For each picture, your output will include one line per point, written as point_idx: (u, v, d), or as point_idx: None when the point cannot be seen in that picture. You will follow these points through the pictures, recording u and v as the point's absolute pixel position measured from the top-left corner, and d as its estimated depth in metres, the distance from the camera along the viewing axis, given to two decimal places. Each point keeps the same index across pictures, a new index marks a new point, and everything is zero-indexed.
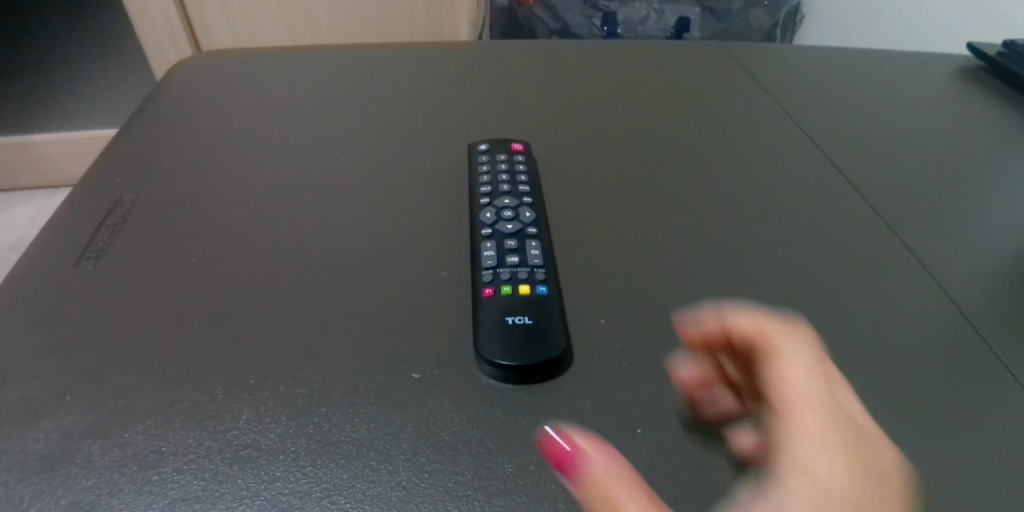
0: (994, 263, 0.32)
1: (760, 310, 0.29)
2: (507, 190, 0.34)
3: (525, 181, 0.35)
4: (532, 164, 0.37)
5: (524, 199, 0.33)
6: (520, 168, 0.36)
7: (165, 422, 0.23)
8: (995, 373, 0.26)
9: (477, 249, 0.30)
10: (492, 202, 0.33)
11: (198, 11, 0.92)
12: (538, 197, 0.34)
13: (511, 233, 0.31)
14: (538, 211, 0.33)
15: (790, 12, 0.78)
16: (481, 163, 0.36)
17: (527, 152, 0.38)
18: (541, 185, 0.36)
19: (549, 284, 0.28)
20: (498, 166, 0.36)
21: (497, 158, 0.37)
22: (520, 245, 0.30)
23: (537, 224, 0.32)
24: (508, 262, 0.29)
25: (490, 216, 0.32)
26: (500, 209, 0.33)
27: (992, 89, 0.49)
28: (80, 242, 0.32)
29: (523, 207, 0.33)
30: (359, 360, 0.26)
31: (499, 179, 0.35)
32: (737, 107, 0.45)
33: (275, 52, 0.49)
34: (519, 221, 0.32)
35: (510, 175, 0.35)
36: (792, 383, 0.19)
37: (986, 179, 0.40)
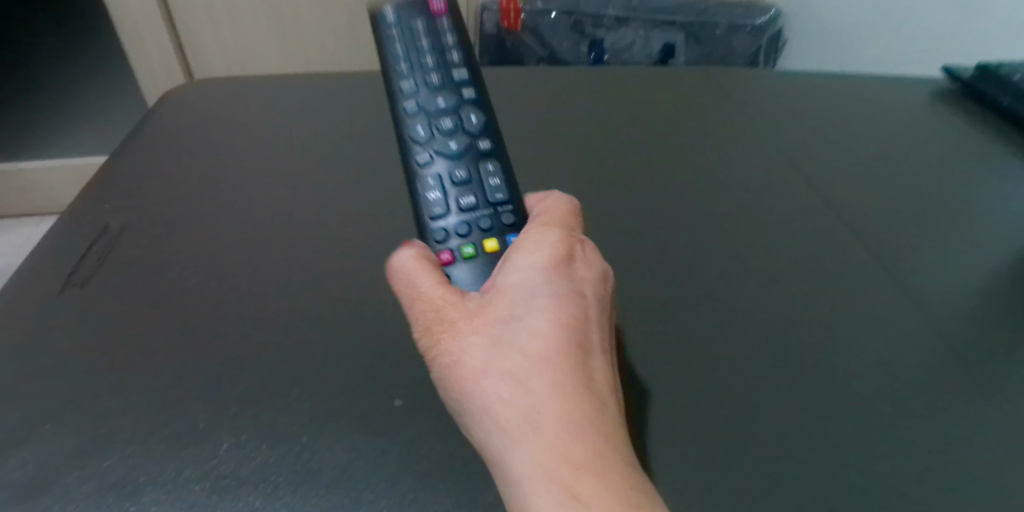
0: (970, 281, 0.33)
1: (741, 333, 0.29)
2: (438, 76, 0.33)
3: (461, 74, 0.34)
4: (462, 38, 0.36)
5: (464, 99, 0.33)
6: (447, 45, 0.35)
7: (145, 451, 0.23)
8: (972, 387, 0.27)
9: (421, 191, 0.30)
10: (422, 110, 0.32)
11: (190, 39, 0.94)
12: (480, 95, 0.34)
13: (458, 154, 0.31)
14: (483, 112, 0.33)
15: (776, 37, 0.79)
16: (393, 28, 0.35)
17: (451, 10, 0.36)
18: (479, 69, 0.35)
19: (513, 225, 0.29)
20: (419, 41, 0.34)
21: (412, 19, 0.35)
22: (473, 175, 0.31)
23: (487, 137, 0.32)
24: (460, 204, 0.30)
25: (422, 130, 0.32)
26: (433, 115, 0.32)
27: (969, 111, 0.50)
28: (61, 270, 0.32)
29: (465, 108, 0.33)
30: (341, 387, 0.26)
31: (422, 60, 0.34)
32: (721, 131, 0.46)
33: (265, 80, 0.49)
34: (463, 132, 0.32)
35: (437, 57, 0.34)
36: (539, 223, 0.26)
37: (970, 196, 0.41)
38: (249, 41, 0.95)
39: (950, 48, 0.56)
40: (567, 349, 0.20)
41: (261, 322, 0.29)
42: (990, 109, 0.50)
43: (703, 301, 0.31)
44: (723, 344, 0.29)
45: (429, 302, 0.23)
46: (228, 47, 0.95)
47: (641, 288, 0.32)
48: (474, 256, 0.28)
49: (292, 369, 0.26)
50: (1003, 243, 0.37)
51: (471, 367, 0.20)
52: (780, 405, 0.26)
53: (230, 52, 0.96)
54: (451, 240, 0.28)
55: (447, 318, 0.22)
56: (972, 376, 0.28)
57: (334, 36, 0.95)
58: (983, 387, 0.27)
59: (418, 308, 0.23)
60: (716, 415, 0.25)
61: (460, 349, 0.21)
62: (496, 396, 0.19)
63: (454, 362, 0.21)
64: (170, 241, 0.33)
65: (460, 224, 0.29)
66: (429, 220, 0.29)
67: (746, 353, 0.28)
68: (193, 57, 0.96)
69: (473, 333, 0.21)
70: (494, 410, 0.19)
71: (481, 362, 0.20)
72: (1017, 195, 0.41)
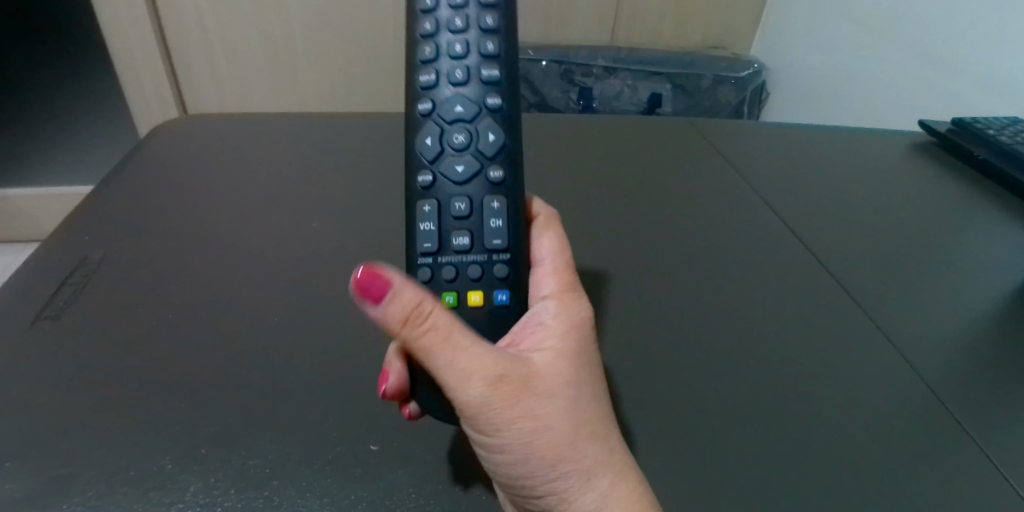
0: (945, 333, 0.34)
1: (719, 385, 0.30)
2: (463, 71, 0.30)
3: (491, 62, 0.30)
4: (502, 16, 0.31)
5: (488, 103, 0.29)
6: (485, 24, 0.31)
7: (107, 495, 0.22)
8: (942, 447, 0.28)
9: (414, 216, 0.28)
10: (436, 113, 0.29)
11: (187, 75, 0.95)
12: (509, 99, 0.30)
13: (465, 179, 0.28)
14: (504, 131, 0.29)
15: (757, 91, 0.83)
16: (428, 14, 0.31)
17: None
18: (514, 59, 0.31)
19: (503, 281, 0.27)
20: (451, 23, 0.31)
21: (449, 3, 0.31)
22: (475, 209, 0.28)
23: (500, 164, 0.28)
24: (452, 243, 0.27)
25: (432, 143, 0.29)
26: (448, 123, 0.29)
27: (942, 165, 0.52)
28: (36, 301, 0.32)
29: (483, 116, 0.29)
30: (317, 430, 0.25)
31: (454, 52, 0.30)
32: (704, 179, 0.47)
33: (258, 117, 0.50)
34: (474, 152, 0.28)
35: (469, 43, 0.30)
36: (547, 273, 0.28)
37: (946, 247, 0.42)
38: (244, 76, 0.96)
39: (923, 106, 0.59)
40: (599, 408, 0.23)
41: (238, 360, 0.28)
42: (963, 162, 0.52)
43: (682, 352, 0.31)
44: (701, 397, 0.29)
45: (482, 359, 0.22)
46: (224, 85, 0.97)
47: (622, 337, 0.32)
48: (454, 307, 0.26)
49: (267, 410, 0.26)
50: (981, 297, 0.37)
51: (537, 432, 0.22)
52: (756, 462, 0.26)
53: (226, 88, 0.97)
54: (432, 284, 0.27)
55: (519, 381, 0.22)
56: (941, 434, 0.28)
57: (329, 76, 0.97)
58: (952, 447, 0.28)
59: (467, 363, 0.22)
60: (693, 471, 0.26)
61: (521, 418, 0.22)
62: (567, 455, 0.22)
63: (515, 429, 0.22)
64: (151, 275, 0.33)
65: (446, 267, 0.27)
66: (413, 251, 0.27)
67: (723, 406, 0.29)
68: (189, 93, 0.97)
69: (550, 397, 0.23)
70: (565, 466, 0.22)
71: (564, 426, 0.22)
72: (993, 250, 0.42)
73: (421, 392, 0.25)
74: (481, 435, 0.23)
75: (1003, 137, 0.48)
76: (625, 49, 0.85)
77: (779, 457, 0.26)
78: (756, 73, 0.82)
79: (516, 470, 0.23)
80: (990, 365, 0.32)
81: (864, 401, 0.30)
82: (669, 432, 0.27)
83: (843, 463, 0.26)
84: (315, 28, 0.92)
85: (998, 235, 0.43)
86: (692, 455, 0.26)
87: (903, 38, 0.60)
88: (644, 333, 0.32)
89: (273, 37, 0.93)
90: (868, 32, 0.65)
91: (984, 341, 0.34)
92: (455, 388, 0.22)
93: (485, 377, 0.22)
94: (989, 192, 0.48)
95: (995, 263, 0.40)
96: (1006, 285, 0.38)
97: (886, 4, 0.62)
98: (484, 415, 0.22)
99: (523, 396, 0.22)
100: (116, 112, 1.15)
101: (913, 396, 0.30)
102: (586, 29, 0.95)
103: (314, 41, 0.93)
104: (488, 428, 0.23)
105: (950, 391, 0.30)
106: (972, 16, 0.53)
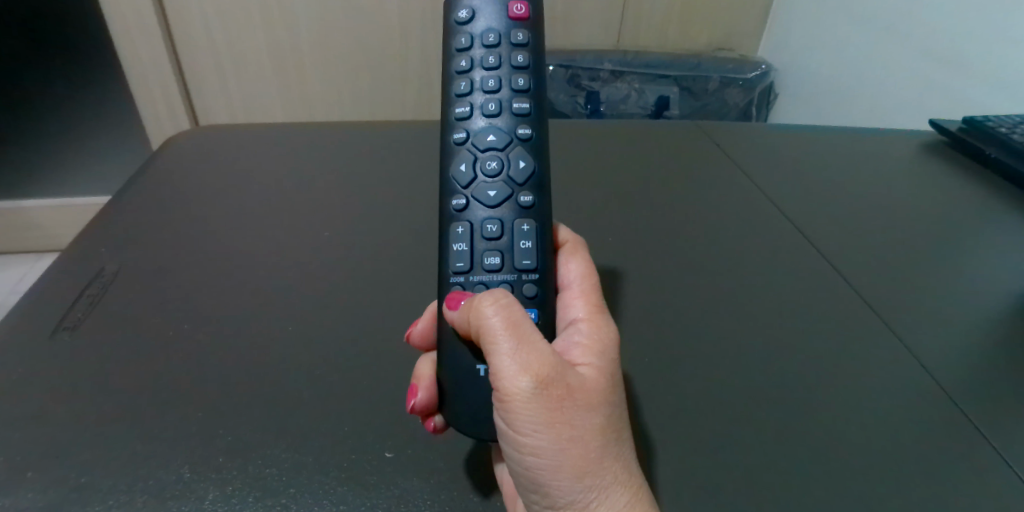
0: (957, 332, 0.34)
1: (729, 387, 0.30)
2: (497, 103, 0.30)
3: (523, 96, 0.31)
4: (534, 53, 0.31)
5: (519, 133, 0.30)
6: (518, 61, 0.31)
7: (128, 503, 0.23)
8: (954, 445, 0.27)
9: (447, 238, 0.28)
10: (469, 141, 0.30)
11: (197, 87, 0.97)
12: (540, 130, 0.30)
13: (496, 202, 0.28)
14: (534, 159, 0.29)
15: (765, 92, 0.83)
16: (463, 52, 0.32)
17: (532, 22, 0.32)
18: (545, 95, 0.31)
19: (532, 299, 0.27)
20: (485, 61, 0.31)
21: (483, 42, 0.31)
22: (506, 231, 0.28)
23: (531, 189, 0.29)
24: (484, 262, 0.27)
25: (465, 169, 0.29)
26: (480, 150, 0.29)
27: (953, 163, 0.52)
28: (54, 312, 0.32)
29: (515, 145, 0.30)
30: (331, 436, 0.26)
31: (488, 86, 0.31)
32: (712, 181, 0.47)
33: (268, 127, 0.51)
34: (505, 178, 0.29)
35: (502, 77, 0.31)
36: (577, 296, 0.28)
37: (957, 246, 0.41)
38: (254, 86, 0.97)
39: (933, 105, 0.59)
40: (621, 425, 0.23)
41: (253, 369, 0.29)
42: (973, 160, 0.51)
43: (693, 354, 0.31)
44: (712, 400, 0.29)
45: (536, 354, 0.22)
46: (234, 96, 0.98)
47: (633, 340, 0.32)
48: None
49: (282, 418, 0.26)
50: (994, 297, 0.37)
51: (575, 430, 0.22)
52: (768, 462, 0.26)
53: (236, 98, 0.99)
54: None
55: (565, 386, 0.22)
56: (953, 432, 0.28)
57: (336, 83, 0.98)
58: (965, 445, 0.27)
59: (522, 356, 0.22)
60: (705, 473, 0.26)
61: (567, 412, 0.22)
62: (596, 459, 0.22)
63: (557, 421, 0.22)
64: (166, 286, 0.34)
65: (479, 286, 0.27)
66: (446, 271, 0.28)
67: (735, 408, 0.29)
68: (199, 105, 0.99)
69: (591, 409, 0.22)
70: (592, 471, 0.22)
71: (598, 439, 0.22)
72: (1006, 248, 0.41)
73: (449, 403, 0.25)
74: (513, 434, 0.23)
75: (1015, 135, 0.47)
76: (632, 53, 0.85)
77: (791, 457, 0.26)
78: (763, 75, 0.82)
79: (539, 474, 0.23)
80: (1003, 366, 0.32)
81: (876, 401, 0.30)
82: (681, 435, 0.27)
83: (857, 466, 0.26)
84: (322, 36, 0.93)
85: (1011, 234, 0.43)
86: (704, 459, 0.26)
87: (912, 37, 0.60)
88: (656, 336, 0.33)
89: (281, 47, 0.94)
90: (876, 32, 0.65)
91: (996, 339, 0.33)
92: (504, 379, 0.22)
93: (533, 373, 0.22)
94: (1000, 189, 0.48)
95: (1006, 260, 0.40)
96: (1019, 283, 0.38)
97: (894, 4, 0.62)
98: (527, 412, 0.22)
99: (571, 393, 0.22)
100: (127, 122, 1.16)
101: (926, 398, 0.30)
102: (591, 34, 0.96)
103: (321, 50, 0.94)
104: (523, 428, 0.22)
105: (963, 390, 0.30)
106: (981, 14, 0.53)
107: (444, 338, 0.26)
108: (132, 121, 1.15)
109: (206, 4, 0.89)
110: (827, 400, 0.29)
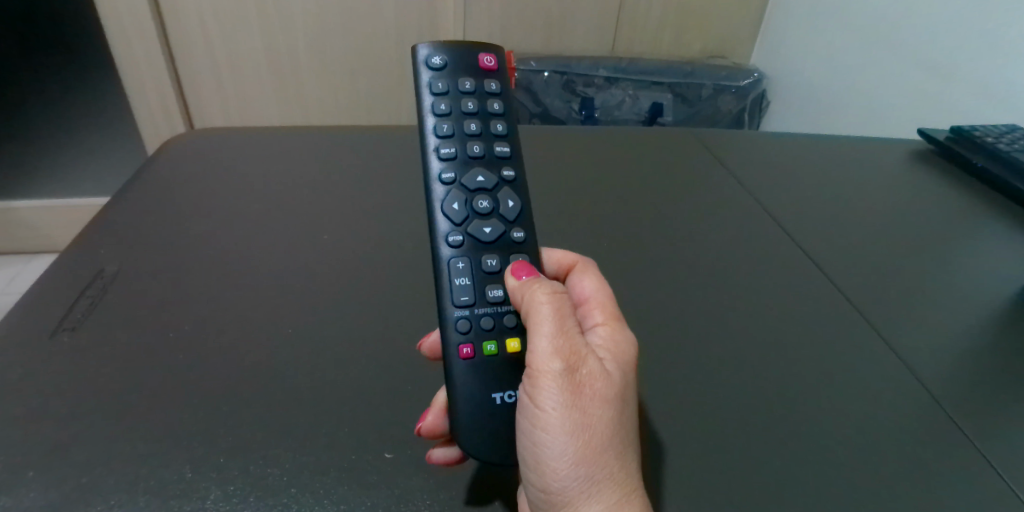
0: (941, 336, 0.35)
1: (722, 388, 0.30)
2: (480, 146, 0.32)
3: (502, 140, 0.33)
4: (507, 102, 0.34)
5: (505, 175, 0.32)
6: (493, 109, 0.33)
7: (131, 502, 0.23)
8: (936, 445, 0.28)
9: (447, 273, 0.28)
10: (458, 181, 0.31)
11: (193, 89, 0.97)
12: (520, 171, 0.32)
13: (492, 239, 0.29)
14: (521, 198, 0.31)
15: (759, 100, 0.85)
16: (441, 97, 0.33)
17: (501, 73, 0.35)
18: (519, 140, 0.34)
19: (514, 328, 0.27)
20: (463, 106, 0.33)
21: (459, 89, 0.33)
22: (504, 266, 0.29)
23: (522, 226, 0.30)
24: (488, 295, 0.28)
25: (459, 208, 0.30)
26: (471, 190, 0.30)
27: (941, 170, 0.53)
28: (53, 313, 0.32)
29: (502, 186, 0.31)
30: (332, 438, 0.26)
31: (470, 130, 0.32)
32: (706, 186, 0.48)
33: (268, 129, 0.51)
34: (498, 216, 0.30)
35: (481, 123, 0.33)
36: (594, 307, 0.28)
37: (944, 251, 0.43)
38: (251, 88, 0.98)
39: (921, 114, 0.60)
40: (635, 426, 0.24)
41: (253, 370, 0.29)
42: (961, 167, 0.53)
43: (687, 357, 0.32)
44: (706, 402, 0.30)
45: (570, 341, 0.24)
46: (230, 97, 0.98)
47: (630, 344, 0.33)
48: (496, 354, 0.27)
49: (282, 419, 0.27)
50: (978, 303, 0.38)
51: (588, 420, 0.23)
52: (758, 461, 0.27)
53: (232, 102, 0.99)
54: (473, 334, 0.27)
55: (588, 376, 0.23)
56: (935, 432, 0.29)
57: (333, 86, 0.98)
58: (945, 444, 0.29)
59: (558, 340, 0.24)
60: (699, 472, 0.26)
61: (586, 401, 0.23)
62: (601, 451, 0.23)
63: (576, 408, 0.23)
64: (167, 288, 0.34)
65: (485, 317, 0.27)
66: (447, 307, 0.28)
67: (727, 410, 0.29)
68: (195, 107, 0.99)
69: (607, 405, 0.23)
70: (595, 462, 0.22)
71: (607, 433, 0.23)
72: (993, 257, 0.42)
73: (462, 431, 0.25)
74: (530, 411, 0.24)
75: (1001, 144, 0.49)
76: (626, 60, 0.86)
77: (779, 456, 0.27)
78: (756, 82, 0.83)
79: (543, 456, 0.23)
80: (989, 372, 0.32)
81: (862, 403, 0.30)
82: (676, 435, 0.28)
83: (847, 470, 0.27)
84: (319, 37, 0.93)
85: (994, 241, 0.44)
86: (699, 461, 0.27)
87: (903, 49, 0.61)
88: (652, 340, 0.33)
89: (278, 51, 0.94)
90: (869, 42, 0.66)
91: (980, 344, 0.34)
92: (537, 355, 0.24)
93: (564, 359, 0.23)
94: (986, 197, 0.49)
95: (989, 266, 0.41)
96: (1000, 289, 0.39)
97: (886, 15, 0.63)
98: (549, 391, 0.23)
99: (592, 385, 0.23)
100: (122, 121, 1.16)
101: (914, 403, 0.30)
102: (588, 40, 0.97)
103: (319, 53, 0.95)
104: (540, 404, 0.23)
105: (947, 392, 0.31)
106: (970, 27, 0.54)
107: (454, 372, 0.26)
108: (126, 121, 1.15)
109: (204, 7, 0.89)
110: (816, 403, 0.30)
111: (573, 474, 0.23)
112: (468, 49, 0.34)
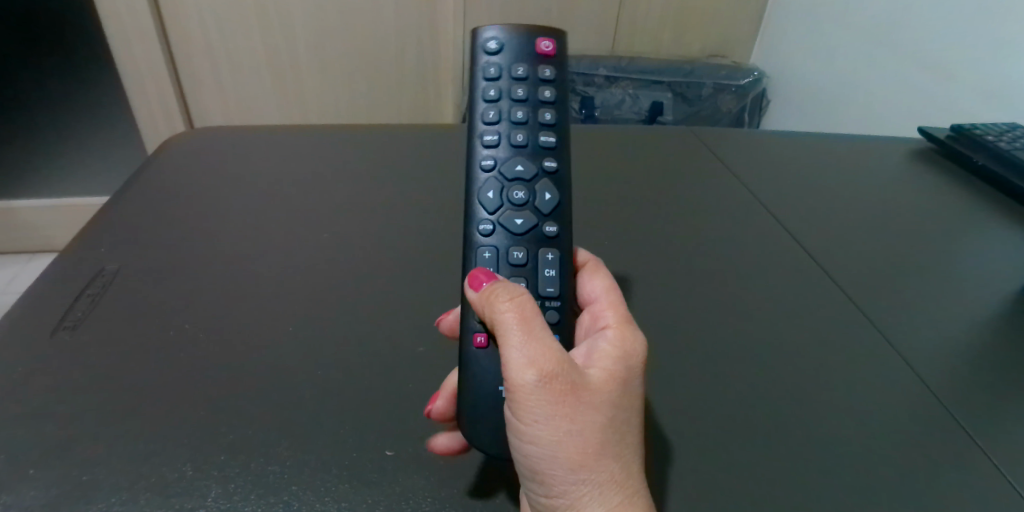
0: (941, 334, 0.35)
1: (722, 386, 0.30)
2: (524, 135, 0.31)
3: (549, 130, 0.32)
4: (560, 89, 0.33)
5: (546, 166, 0.31)
6: (544, 96, 0.32)
7: (131, 499, 0.23)
8: (935, 442, 0.28)
9: (475, 260, 0.29)
10: (497, 170, 0.31)
11: (192, 89, 0.97)
12: (564, 163, 0.31)
13: (523, 231, 0.29)
14: (560, 192, 0.30)
15: (759, 99, 0.85)
16: (492, 82, 0.32)
17: (558, 59, 0.33)
18: (570, 129, 0.33)
19: None
20: (513, 92, 0.32)
21: (511, 74, 0.32)
22: (531, 259, 0.29)
23: (556, 221, 0.30)
24: None
25: (493, 197, 0.30)
26: (508, 180, 0.30)
27: (940, 169, 0.53)
28: (52, 312, 0.32)
29: (541, 178, 0.31)
30: (333, 435, 0.26)
31: (516, 118, 0.31)
32: (706, 185, 0.48)
33: (268, 128, 0.51)
34: (532, 208, 0.30)
35: (530, 111, 0.32)
36: (606, 307, 0.28)
37: (943, 250, 0.42)
38: (251, 87, 0.98)
39: (921, 112, 0.60)
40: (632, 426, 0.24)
41: (253, 367, 0.29)
42: (961, 166, 0.53)
43: (688, 355, 0.32)
44: (706, 399, 0.30)
45: (545, 350, 0.23)
46: (230, 97, 0.98)
47: None
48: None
49: (283, 416, 0.27)
50: (979, 301, 0.38)
51: (576, 427, 0.22)
52: (758, 458, 0.27)
53: (232, 101, 0.99)
54: None
55: (570, 383, 0.23)
56: (934, 430, 0.29)
57: (333, 85, 0.98)
58: (945, 441, 0.29)
59: (529, 349, 0.23)
60: (700, 469, 0.26)
61: (572, 408, 0.22)
62: (593, 457, 0.22)
63: (561, 417, 0.22)
64: (167, 286, 0.34)
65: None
66: None
67: (727, 407, 0.29)
68: (195, 107, 0.99)
69: (595, 409, 0.23)
70: (588, 468, 0.22)
71: (598, 437, 0.22)
72: (992, 255, 0.42)
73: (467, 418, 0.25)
74: (518, 423, 0.23)
75: (1002, 143, 0.49)
76: (626, 59, 0.86)
77: (779, 454, 0.27)
78: (757, 80, 0.83)
79: (538, 464, 0.23)
80: (990, 371, 0.32)
81: (863, 401, 0.30)
82: (677, 432, 0.28)
83: (848, 467, 0.27)
84: (318, 37, 0.93)
85: (993, 239, 0.44)
86: (700, 458, 0.27)
87: (904, 47, 0.61)
88: (653, 338, 0.33)
89: (278, 51, 0.94)
90: (869, 41, 0.66)
91: (979, 342, 0.34)
92: (512, 369, 0.23)
93: (540, 368, 0.23)
94: (986, 195, 0.49)
95: (989, 265, 0.41)
96: (1000, 287, 0.39)
97: (886, 14, 0.63)
98: (531, 404, 0.23)
99: (576, 391, 0.23)
100: (121, 121, 1.16)
101: (916, 403, 0.30)
102: (588, 39, 0.97)
103: (319, 52, 0.95)
104: (525, 416, 0.23)
105: (948, 389, 0.31)
106: (972, 25, 0.54)
107: (469, 360, 0.26)
108: (126, 120, 1.14)
109: (204, 6, 0.89)
110: (816, 401, 0.30)
111: (567, 481, 0.23)
112: (528, 32, 0.33)
